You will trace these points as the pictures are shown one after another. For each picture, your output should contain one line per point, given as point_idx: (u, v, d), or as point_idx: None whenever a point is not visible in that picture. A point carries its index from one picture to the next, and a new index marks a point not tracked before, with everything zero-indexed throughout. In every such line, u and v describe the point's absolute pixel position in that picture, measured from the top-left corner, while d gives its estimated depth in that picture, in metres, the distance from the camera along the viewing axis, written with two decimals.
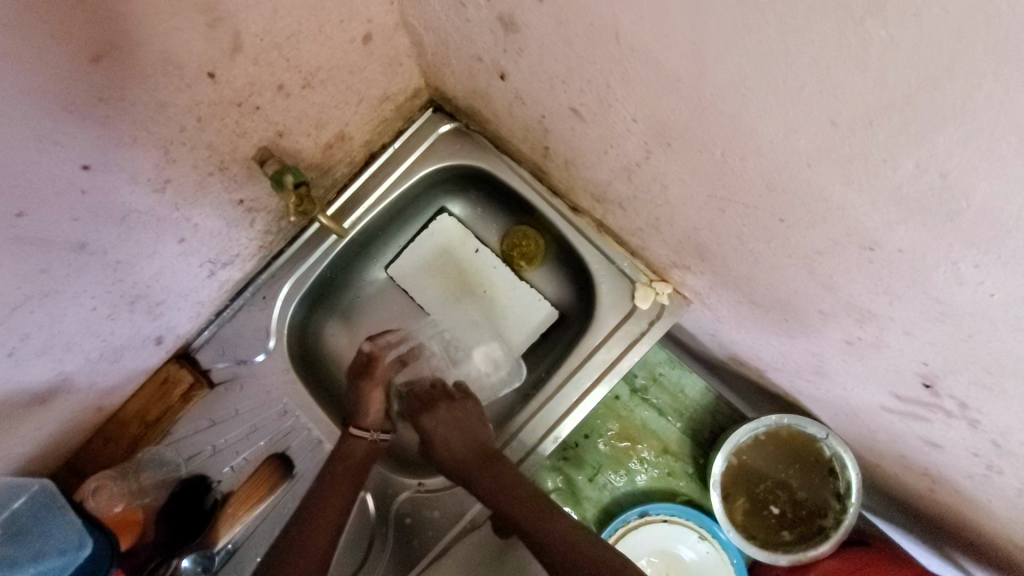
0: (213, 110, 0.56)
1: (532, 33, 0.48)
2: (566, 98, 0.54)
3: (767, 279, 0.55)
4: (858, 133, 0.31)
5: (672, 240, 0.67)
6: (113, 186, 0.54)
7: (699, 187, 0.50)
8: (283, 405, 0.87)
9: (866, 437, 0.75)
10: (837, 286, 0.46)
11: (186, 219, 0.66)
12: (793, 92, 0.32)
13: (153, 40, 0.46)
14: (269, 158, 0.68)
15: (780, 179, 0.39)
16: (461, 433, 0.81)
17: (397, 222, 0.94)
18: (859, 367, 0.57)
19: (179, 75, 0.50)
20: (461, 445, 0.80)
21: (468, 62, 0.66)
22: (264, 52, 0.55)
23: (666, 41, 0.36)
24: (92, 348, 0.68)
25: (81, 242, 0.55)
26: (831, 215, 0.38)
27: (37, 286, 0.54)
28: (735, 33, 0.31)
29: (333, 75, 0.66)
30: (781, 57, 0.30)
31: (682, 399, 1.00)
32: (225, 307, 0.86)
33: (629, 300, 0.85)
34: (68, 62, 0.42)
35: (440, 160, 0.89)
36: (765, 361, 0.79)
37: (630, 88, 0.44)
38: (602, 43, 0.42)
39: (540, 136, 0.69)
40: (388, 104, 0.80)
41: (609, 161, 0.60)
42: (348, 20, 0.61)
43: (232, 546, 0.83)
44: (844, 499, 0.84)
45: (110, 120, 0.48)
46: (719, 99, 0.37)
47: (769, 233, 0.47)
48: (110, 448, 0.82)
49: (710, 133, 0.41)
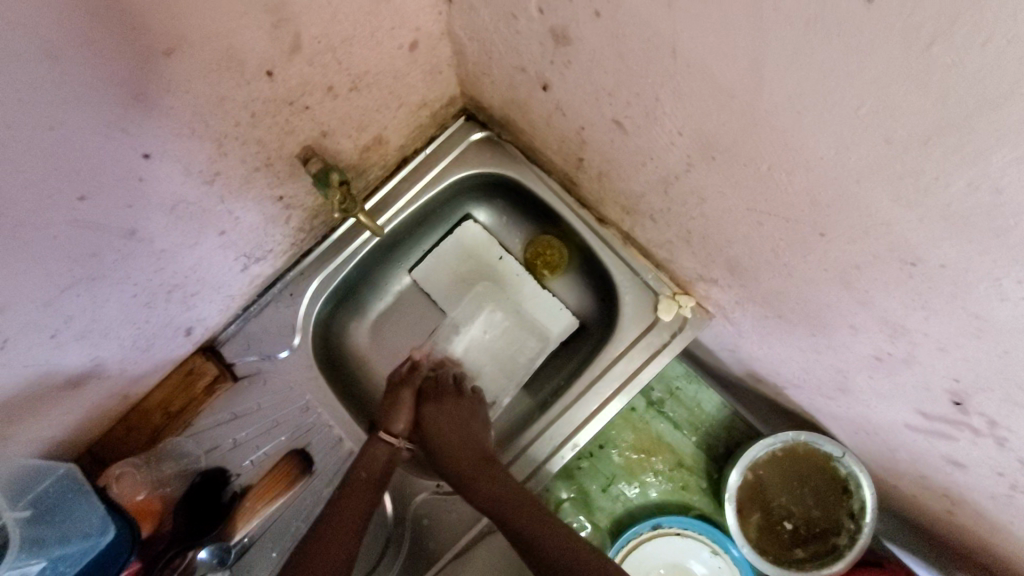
0: (266, 108, 0.58)
1: (584, 46, 0.50)
2: (610, 110, 0.56)
3: (799, 294, 0.57)
4: (912, 152, 0.32)
5: (702, 253, 0.68)
6: (167, 176, 0.55)
7: (739, 201, 0.51)
8: (305, 402, 0.87)
9: (885, 456, 0.76)
10: (872, 302, 0.47)
11: (228, 212, 0.67)
12: (850, 111, 0.33)
13: (222, 37, 0.48)
14: (312, 157, 0.69)
15: (827, 194, 0.41)
16: (462, 433, 0.81)
17: (424, 226, 0.95)
18: (886, 384, 0.58)
19: (241, 71, 0.52)
20: (462, 446, 0.80)
21: (510, 72, 0.68)
22: (319, 54, 0.57)
23: (724, 57, 0.38)
24: (128, 335, 0.69)
25: (132, 230, 0.57)
26: (876, 230, 0.40)
27: (87, 270, 0.56)
28: (797, 52, 0.33)
29: (378, 79, 0.68)
30: (842, 75, 0.32)
31: (697, 413, 1.01)
32: (253, 303, 0.88)
33: (651, 312, 0.86)
34: (144, 53, 0.44)
35: (471, 167, 0.90)
36: (786, 377, 0.80)
37: (680, 102, 0.46)
38: (657, 57, 0.44)
39: (576, 146, 0.71)
40: (424, 110, 0.82)
41: (646, 173, 0.61)
42: (398, 27, 0.63)
43: (248, 539, 0.84)
44: (859, 519, 0.85)
45: (173, 112, 0.50)
46: (773, 115, 0.39)
47: (808, 248, 0.48)
48: (132, 437, 0.82)
49: (759, 147, 0.43)
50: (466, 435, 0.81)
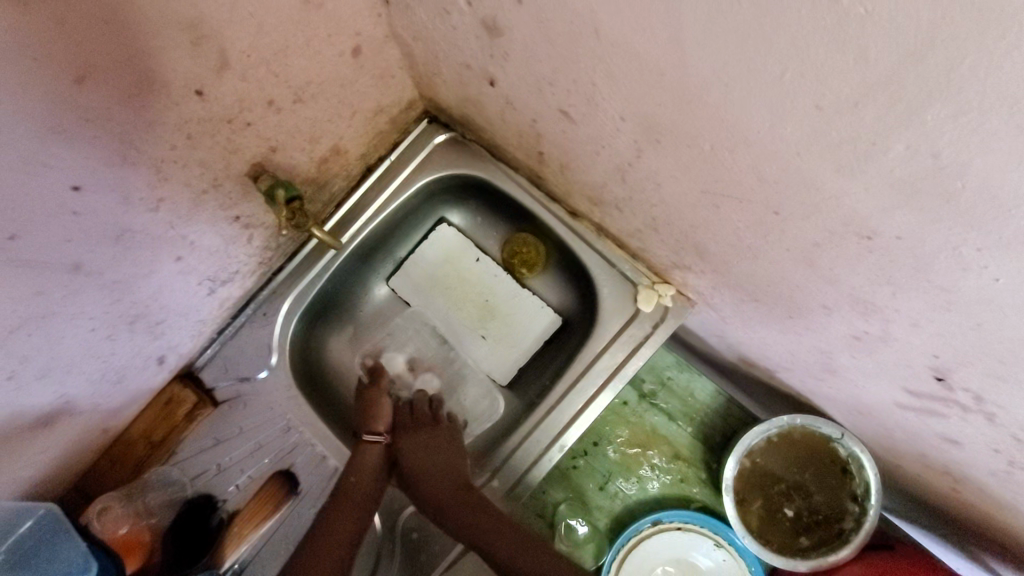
0: (203, 128, 0.57)
1: (516, 36, 0.48)
2: (555, 100, 0.54)
3: (768, 275, 0.54)
4: (845, 118, 0.30)
5: (671, 240, 0.66)
6: (106, 206, 0.54)
7: (693, 184, 0.49)
8: (286, 422, 0.86)
9: (883, 435, 0.72)
10: (838, 279, 0.45)
11: (182, 237, 0.66)
12: (776, 79, 0.31)
13: (138, 60, 0.46)
14: (262, 174, 0.68)
15: (771, 170, 0.38)
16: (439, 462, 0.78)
17: (396, 234, 0.94)
18: (867, 362, 0.56)
19: (167, 93, 0.50)
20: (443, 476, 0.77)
21: (457, 70, 0.66)
22: (252, 67, 0.56)
23: (646, 32, 0.35)
24: (94, 370, 0.68)
25: (77, 263, 0.56)
26: (826, 204, 0.37)
27: (35, 308, 0.55)
28: (713, 21, 0.30)
29: (324, 89, 0.66)
30: (761, 40, 0.29)
31: (692, 403, 0.98)
32: (227, 325, 0.86)
33: (632, 304, 0.84)
34: (53, 82, 0.42)
35: (437, 170, 0.88)
36: (775, 361, 0.77)
37: (615, 85, 0.44)
38: (585, 40, 0.41)
39: (534, 140, 0.69)
40: (381, 116, 0.80)
41: (602, 162, 0.59)
42: (336, 34, 0.61)
43: (239, 566, 0.83)
44: (863, 501, 0.82)
45: (99, 140, 0.49)
46: (704, 90, 0.36)
47: (766, 227, 0.46)
48: (115, 471, 0.82)
49: (698, 125, 0.40)
50: (443, 462, 0.78)
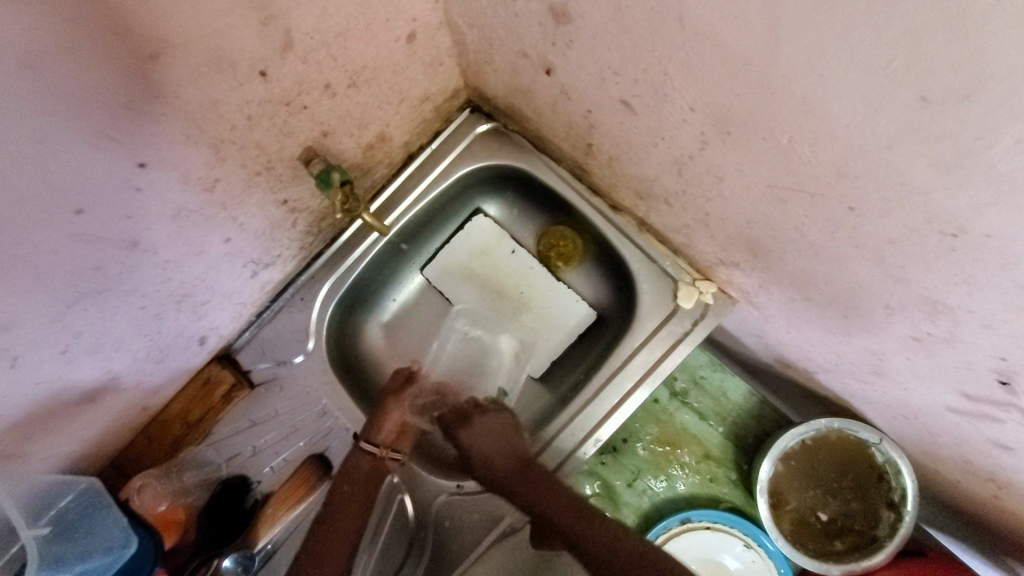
0: (263, 109, 0.57)
1: (585, 22, 0.48)
2: (617, 91, 0.54)
3: (826, 274, 0.54)
4: (951, 112, 0.29)
5: (722, 236, 0.65)
6: (166, 185, 0.55)
7: (759, 178, 0.48)
8: (322, 406, 0.87)
9: (926, 441, 0.72)
10: (908, 280, 0.44)
11: (233, 218, 0.66)
12: (880, 69, 0.30)
13: (207, 39, 0.46)
14: (314, 158, 0.68)
15: (855, 165, 0.38)
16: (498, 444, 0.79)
17: (433, 223, 0.94)
18: (924, 366, 0.55)
19: (232, 73, 0.51)
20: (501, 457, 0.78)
21: (511, 58, 0.65)
22: (313, 50, 0.56)
23: (737, 19, 0.35)
24: (141, 347, 0.69)
25: (135, 241, 0.56)
26: (912, 200, 0.37)
27: (93, 284, 0.55)
28: (821, 6, 0.30)
29: (377, 74, 0.66)
30: (871, 28, 0.29)
31: (724, 403, 0.97)
32: (265, 308, 0.87)
33: (671, 299, 0.83)
34: (131, 58, 0.43)
35: (478, 160, 0.88)
36: (817, 363, 0.77)
37: (690, 75, 0.43)
38: (665, 28, 0.41)
39: (584, 132, 0.69)
40: (427, 104, 0.80)
41: (659, 155, 0.58)
42: (393, 19, 0.61)
43: (272, 546, 0.83)
44: (899, 507, 0.81)
45: (165, 117, 0.49)
46: (793, 80, 0.36)
47: (836, 224, 0.45)
48: (153, 448, 0.82)
49: (779, 116, 0.40)
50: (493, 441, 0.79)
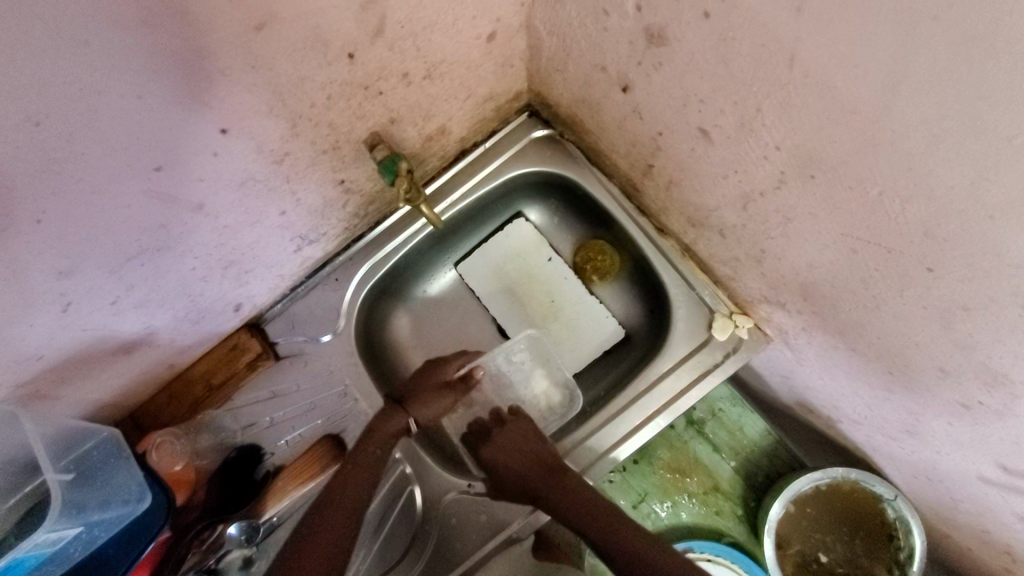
0: (343, 90, 0.57)
1: (682, 48, 0.48)
2: (697, 118, 0.54)
3: (882, 328, 0.53)
4: None
5: (773, 274, 0.65)
6: (240, 153, 0.55)
7: (833, 225, 0.48)
8: (344, 388, 0.87)
9: (944, 504, 0.71)
10: (974, 347, 0.44)
11: (292, 192, 0.67)
12: (1001, 139, 0.31)
13: (307, 17, 0.46)
14: (379, 143, 0.68)
15: (945, 228, 0.38)
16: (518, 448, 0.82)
17: (475, 221, 0.94)
18: (965, 432, 0.55)
19: (324, 52, 0.51)
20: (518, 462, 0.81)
21: (588, 71, 0.65)
22: (401, 38, 0.56)
23: (855, 70, 0.35)
24: (182, 307, 0.69)
25: (200, 204, 0.57)
26: (998, 271, 0.37)
27: (154, 241, 0.56)
28: (952, 69, 0.30)
29: (452, 69, 0.66)
30: (1003, 97, 0.29)
31: (739, 438, 0.97)
32: (301, 283, 0.88)
33: (704, 329, 0.83)
34: (236, 27, 0.43)
35: (529, 165, 0.88)
36: (844, 413, 0.76)
37: (784, 115, 0.43)
38: (770, 65, 0.41)
39: (647, 152, 0.69)
40: (491, 103, 0.80)
41: (726, 186, 0.58)
42: (480, 17, 0.61)
43: (277, 520, 0.83)
44: (904, 566, 0.81)
45: (254, 88, 0.50)
46: (899, 137, 0.36)
47: (906, 281, 0.45)
48: (172, 406, 0.82)
49: (874, 169, 0.40)
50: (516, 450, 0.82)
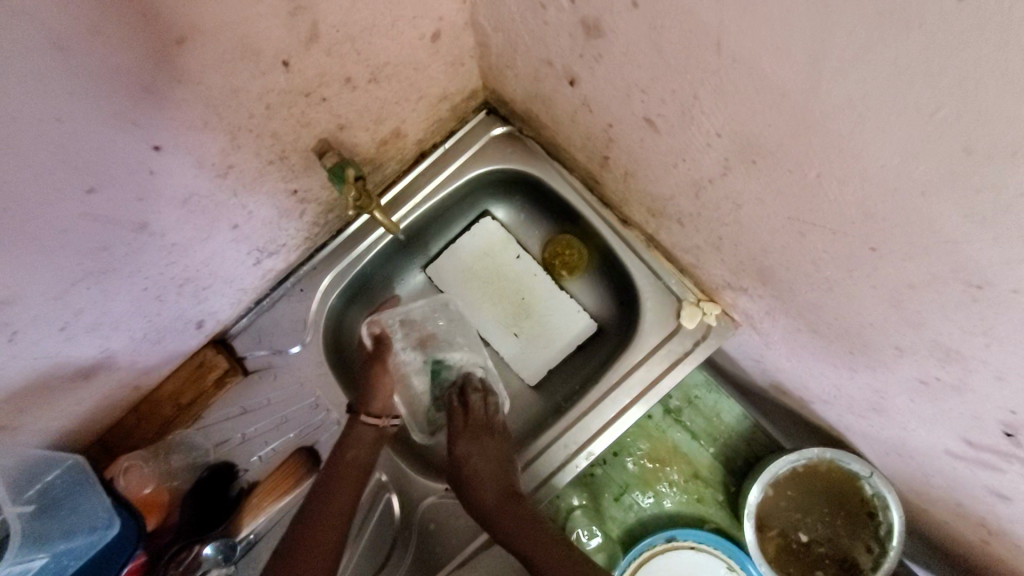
0: (283, 99, 0.56)
1: (618, 39, 0.47)
2: (642, 109, 0.53)
3: (837, 308, 0.54)
4: (994, 165, 0.29)
5: (732, 260, 0.65)
6: (180, 168, 0.54)
7: (780, 209, 0.48)
8: (315, 399, 0.86)
9: (915, 477, 0.72)
10: (925, 324, 0.44)
11: (242, 205, 0.65)
12: (925, 116, 0.30)
13: (232, 27, 0.45)
14: (329, 151, 0.67)
15: (882, 207, 0.38)
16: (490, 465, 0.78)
17: (440, 222, 0.93)
18: (927, 408, 0.55)
19: (256, 61, 0.50)
20: (492, 481, 0.76)
21: (536, 66, 0.64)
22: (339, 43, 0.55)
23: (779, 53, 0.35)
24: (139, 329, 0.68)
25: (144, 223, 0.55)
26: (938, 247, 0.36)
27: (98, 263, 0.55)
28: (869, 48, 0.30)
29: (398, 71, 0.65)
30: (921, 74, 0.29)
31: (717, 424, 0.97)
32: (265, 296, 0.86)
33: (674, 318, 0.83)
34: (156, 42, 0.42)
35: (490, 164, 0.88)
36: (814, 394, 0.77)
37: (721, 103, 0.43)
38: (701, 53, 0.41)
39: (601, 145, 0.68)
40: (445, 103, 0.79)
41: (677, 175, 0.58)
42: (420, 17, 0.60)
43: (254, 537, 0.82)
44: (885, 542, 0.81)
45: (186, 102, 0.48)
46: (829, 119, 0.36)
47: (853, 262, 0.45)
48: (141, 429, 0.80)
49: (809, 151, 0.39)
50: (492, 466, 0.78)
